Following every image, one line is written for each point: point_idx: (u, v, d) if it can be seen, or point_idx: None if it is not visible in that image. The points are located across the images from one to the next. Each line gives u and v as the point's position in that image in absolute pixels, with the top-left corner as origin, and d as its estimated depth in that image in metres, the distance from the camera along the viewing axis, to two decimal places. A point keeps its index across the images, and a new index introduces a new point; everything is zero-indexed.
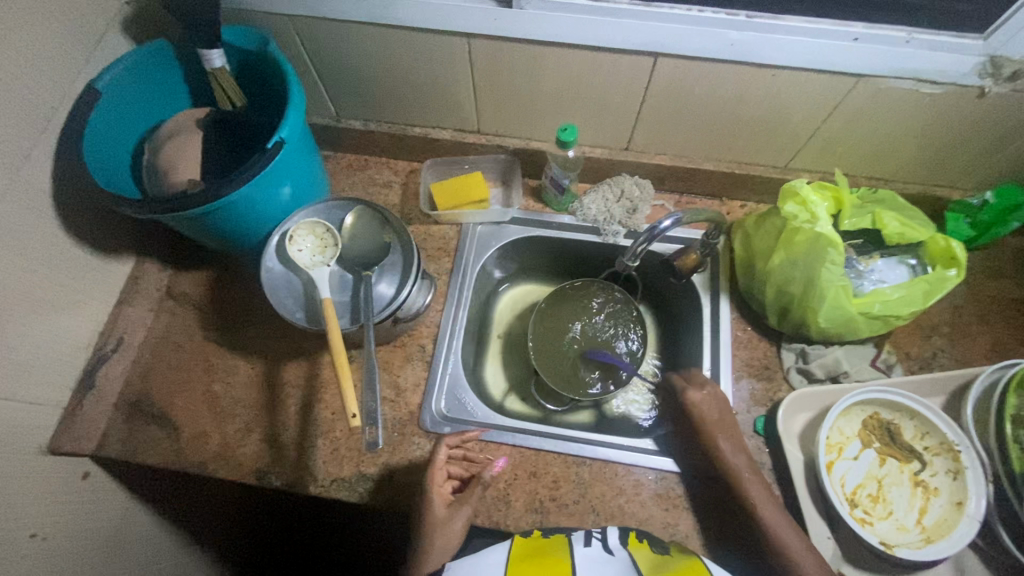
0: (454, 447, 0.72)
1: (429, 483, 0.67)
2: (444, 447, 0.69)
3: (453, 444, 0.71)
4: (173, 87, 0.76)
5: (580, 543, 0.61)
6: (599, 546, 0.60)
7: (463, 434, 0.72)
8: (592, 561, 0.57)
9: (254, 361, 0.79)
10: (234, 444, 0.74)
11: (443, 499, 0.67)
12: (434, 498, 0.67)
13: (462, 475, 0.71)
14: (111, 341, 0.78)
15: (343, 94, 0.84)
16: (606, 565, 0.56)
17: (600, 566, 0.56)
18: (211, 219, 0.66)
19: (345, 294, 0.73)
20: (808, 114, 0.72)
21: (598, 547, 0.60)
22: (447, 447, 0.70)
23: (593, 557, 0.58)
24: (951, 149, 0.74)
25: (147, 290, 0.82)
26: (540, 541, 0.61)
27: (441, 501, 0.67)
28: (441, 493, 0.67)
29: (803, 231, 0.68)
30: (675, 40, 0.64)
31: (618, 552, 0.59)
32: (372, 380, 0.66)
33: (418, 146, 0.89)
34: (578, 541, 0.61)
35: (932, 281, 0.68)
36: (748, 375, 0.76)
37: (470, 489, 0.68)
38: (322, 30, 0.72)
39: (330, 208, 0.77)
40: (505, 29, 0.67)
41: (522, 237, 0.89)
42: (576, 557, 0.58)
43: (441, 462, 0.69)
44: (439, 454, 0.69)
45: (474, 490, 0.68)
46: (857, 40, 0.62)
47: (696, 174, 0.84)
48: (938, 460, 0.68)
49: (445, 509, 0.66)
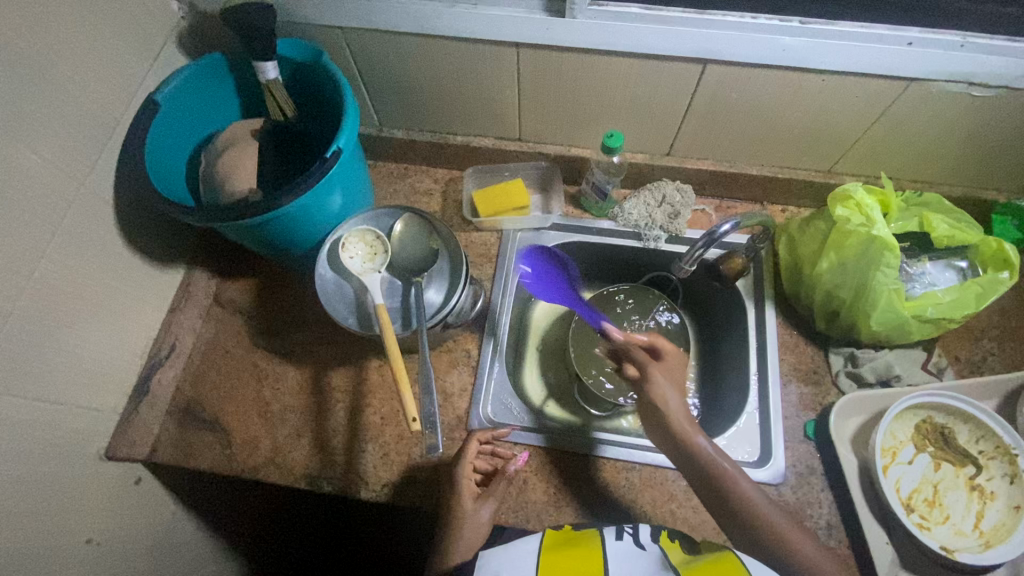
0: (483, 442, 0.73)
1: (459, 473, 0.68)
2: (474, 440, 0.71)
3: (483, 440, 0.73)
4: (225, 99, 0.77)
5: (611, 537, 0.58)
6: (631, 540, 0.57)
7: (494, 431, 0.73)
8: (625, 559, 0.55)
9: (302, 367, 0.80)
10: (285, 449, 0.75)
11: (470, 493, 0.68)
12: (461, 489, 0.67)
13: (487, 469, 0.72)
14: (164, 347, 0.79)
15: (389, 104, 0.85)
16: (635, 562, 0.55)
17: (631, 562, 0.55)
18: (269, 227, 0.68)
19: (395, 300, 0.74)
20: (854, 119, 0.72)
21: (629, 542, 0.57)
22: (477, 441, 0.71)
23: (622, 553, 0.56)
24: (999, 152, 0.73)
25: (196, 297, 0.83)
26: (571, 533, 0.60)
27: (469, 495, 0.67)
28: (469, 485, 0.68)
29: (856, 235, 0.68)
30: (726, 47, 0.65)
31: (648, 547, 0.57)
32: (428, 385, 0.67)
33: (460, 154, 0.90)
34: (609, 533, 0.58)
35: (985, 285, 0.68)
36: (796, 379, 0.76)
37: (494, 484, 0.69)
38: (373, 41, 0.74)
39: (378, 216, 0.78)
40: (556, 38, 0.68)
41: (562, 243, 0.89)
42: (607, 547, 0.57)
43: (472, 453, 0.70)
44: (469, 447, 0.70)
45: (497, 485, 0.69)
46: (911, 44, 0.62)
47: (737, 179, 0.84)
48: (993, 464, 0.68)
49: (472, 503, 0.67)
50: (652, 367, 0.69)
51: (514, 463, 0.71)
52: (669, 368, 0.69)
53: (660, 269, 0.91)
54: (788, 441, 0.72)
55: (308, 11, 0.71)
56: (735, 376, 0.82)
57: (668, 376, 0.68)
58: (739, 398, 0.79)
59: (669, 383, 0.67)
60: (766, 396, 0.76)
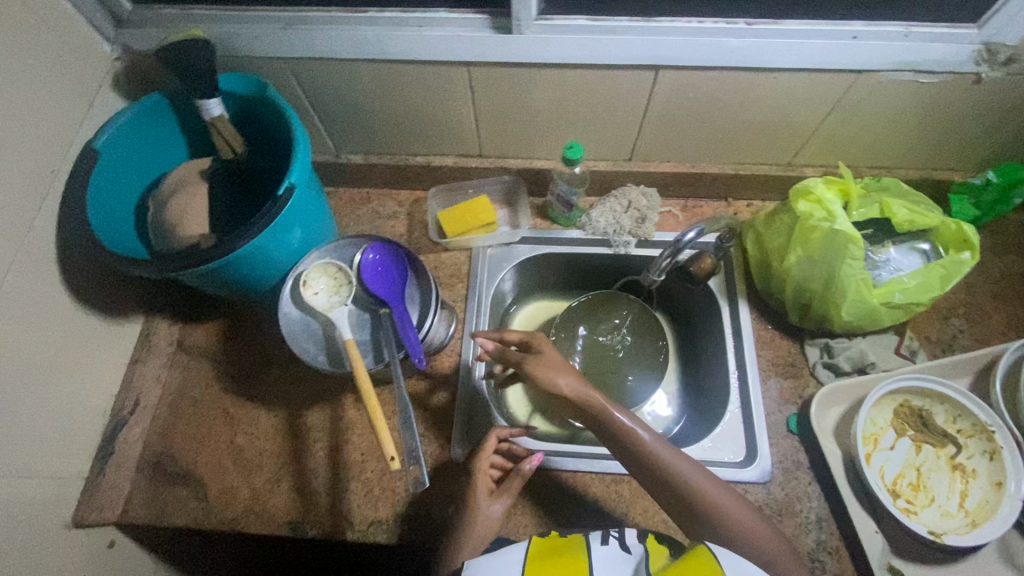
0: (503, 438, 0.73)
1: (475, 465, 0.68)
2: (493, 435, 0.71)
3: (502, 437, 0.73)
4: (170, 141, 0.74)
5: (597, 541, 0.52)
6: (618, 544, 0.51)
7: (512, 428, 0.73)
8: (608, 565, 0.49)
9: (276, 410, 0.77)
10: (265, 496, 0.72)
11: (484, 486, 0.68)
12: (477, 482, 0.67)
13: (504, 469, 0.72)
14: (128, 403, 0.76)
15: (344, 130, 0.83)
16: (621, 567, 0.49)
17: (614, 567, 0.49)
18: (226, 271, 0.65)
19: (365, 333, 0.72)
20: (809, 112, 0.73)
21: (616, 546, 0.51)
22: (496, 437, 0.71)
23: (609, 558, 0.50)
24: (949, 134, 0.75)
25: (158, 346, 0.80)
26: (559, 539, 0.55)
27: (483, 489, 0.67)
28: (484, 479, 0.68)
29: (819, 230, 0.68)
30: (675, 52, 0.65)
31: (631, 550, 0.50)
32: (408, 418, 0.63)
33: (421, 175, 0.88)
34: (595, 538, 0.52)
35: (948, 266, 0.69)
36: (775, 374, 0.76)
37: (509, 481, 0.68)
38: (320, 70, 0.72)
39: (341, 247, 0.75)
40: (505, 55, 0.67)
41: (534, 256, 0.88)
42: (593, 554, 0.50)
43: (490, 449, 0.70)
44: (488, 442, 0.71)
45: (512, 483, 0.68)
46: (856, 38, 0.63)
47: (701, 179, 0.84)
48: (972, 442, 0.69)
49: (486, 499, 0.66)
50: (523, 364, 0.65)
51: (532, 462, 0.68)
52: (541, 359, 0.65)
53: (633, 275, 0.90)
54: (773, 438, 0.72)
55: (248, 45, 0.69)
56: (716, 375, 0.82)
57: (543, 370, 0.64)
58: (721, 398, 0.79)
59: (549, 374, 0.64)
60: (747, 395, 0.76)
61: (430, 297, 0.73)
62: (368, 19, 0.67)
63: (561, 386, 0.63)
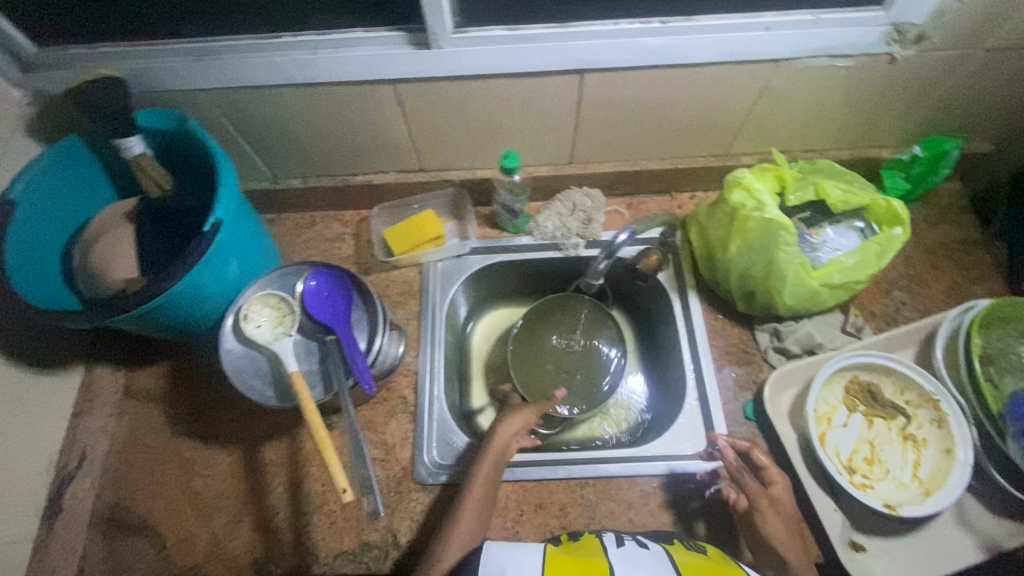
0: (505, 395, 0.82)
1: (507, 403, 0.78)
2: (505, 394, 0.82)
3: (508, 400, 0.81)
4: (94, 183, 0.72)
5: (613, 543, 0.57)
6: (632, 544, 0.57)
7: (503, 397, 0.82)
8: (628, 558, 0.54)
9: (232, 448, 0.75)
10: (226, 539, 0.70)
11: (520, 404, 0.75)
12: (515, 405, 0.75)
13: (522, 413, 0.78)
14: (73, 457, 0.74)
15: (279, 157, 0.82)
16: (646, 559, 0.54)
17: (637, 558, 0.53)
18: (159, 313, 0.63)
19: (313, 362, 0.70)
20: (736, 104, 0.74)
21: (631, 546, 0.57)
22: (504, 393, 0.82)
23: (632, 552, 0.55)
24: (873, 113, 0.76)
25: (103, 396, 0.77)
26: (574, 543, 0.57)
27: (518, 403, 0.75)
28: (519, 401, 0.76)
29: (752, 220, 0.69)
30: (596, 56, 0.65)
31: (651, 547, 0.57)
32: (360, 447, 0.62)
33: (364, 194, 0.87)
34: (610, 540, 0.57)
35: (882, 242, 0.70)
36: (729, 362, 0.77)
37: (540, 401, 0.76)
38: (243, 98, 0.70)
39: (282, 276, 0.73)
40: (427, 70, 0.66)
41: (486, 265, 0.88)
42: (615, 551, 0.55)
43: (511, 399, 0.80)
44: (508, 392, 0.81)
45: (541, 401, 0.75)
46: (768, 29, 0.64)
47: (642, 176, 0.85)
48: (921, 412, 0.70)
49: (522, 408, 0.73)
50: (762, 498, 0.63)
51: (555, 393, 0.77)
52: (777, 504, 0.64)
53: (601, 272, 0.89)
54: (730, 426, 0.73)
55: (163, 79, 0.67)
56: (673, 369, 0.83)
57: (777, 516, 0.62)
58: (679, 391, 0.80)
59: (783, 527, 0.62)
60: (703, 386, 0.76)
61: (376, 317, 0.71)
62: (283, 44, 0.65)
63: (789, 544, 0.61)
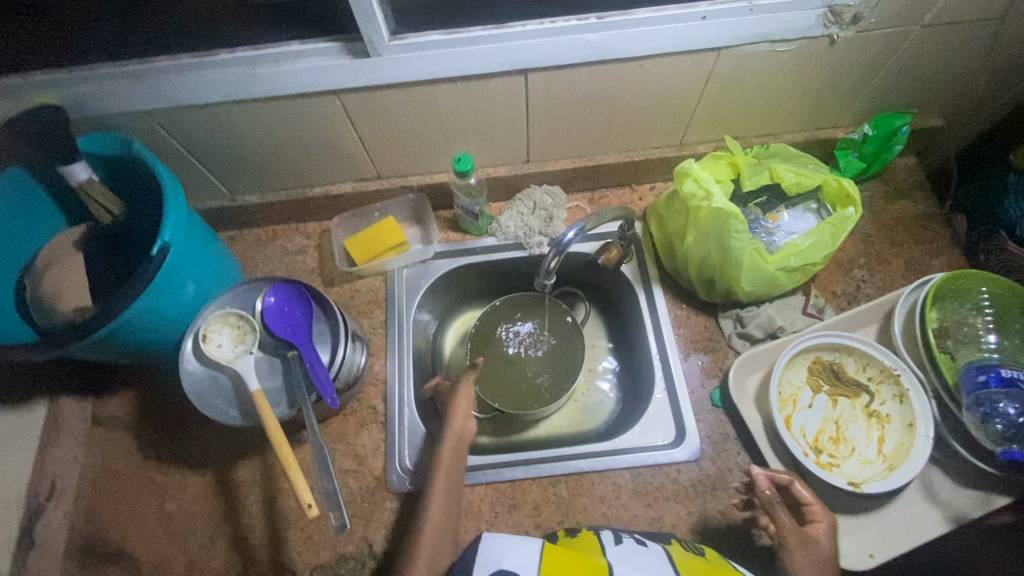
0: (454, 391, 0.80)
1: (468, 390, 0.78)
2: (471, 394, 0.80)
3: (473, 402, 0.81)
4: (41, 214, 0.71)
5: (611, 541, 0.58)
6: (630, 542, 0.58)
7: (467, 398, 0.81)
8: (617, 556, 0.54)
9: (204, 470, 0.76)
10: (203, 559, 0.71)
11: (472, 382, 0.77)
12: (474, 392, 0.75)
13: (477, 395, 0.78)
14: (42, 489, 0.67)
15: (234, 174, 0.81)
16: (644, 556, 0.55)
17: (635, 557, 0.54)
18: (114, 341, 0.62)
19: (277, 378, 0.70)
20: (684, 93, 0.74)
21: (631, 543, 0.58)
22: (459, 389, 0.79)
23: (629, 550, 0.56)
24: (821, 94, 0.77)
25: (69, 425, 0.73)
26: (572, 543, 0.59)
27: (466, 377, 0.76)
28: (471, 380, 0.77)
29: (703, 209, 0.69)
30: (537, 54, 0.65)
31: (650, 545, 0.58)
32: (324, 460, 0.62)
33: (324, 205, 0.87)
34: (608, 539, 0.58)
35: (835, 223, 0.71)
36: (695, 350, 0.78)
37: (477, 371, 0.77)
38: (186, 117, 0.69)
39: (242, 294, 0.73)
40: (369, 79, 0.66)
41: (451, 269, 0.88)
42: (610, 548, 0.56)
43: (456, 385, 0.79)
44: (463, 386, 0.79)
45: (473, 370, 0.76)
46: (705, 19, 0.64)
47: (600, 171, 0.85)
48: (884, 388, 0.71)
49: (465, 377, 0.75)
50: (792, 536, 0.60)
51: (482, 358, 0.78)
52: (809, 544, 0.59)
53: (570, 265, 0.89)
54: (699, 414, 0.74)
55: (103, 103, 0.66)
56: (642, 360, 0.83)
57: (803, 554, 0.59)
58: (648, 382, 0.80)
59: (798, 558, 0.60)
60: (670, 376, 0.77)
61: (338, 329, 0.72)
62: (218, 61, 0.64)
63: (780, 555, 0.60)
